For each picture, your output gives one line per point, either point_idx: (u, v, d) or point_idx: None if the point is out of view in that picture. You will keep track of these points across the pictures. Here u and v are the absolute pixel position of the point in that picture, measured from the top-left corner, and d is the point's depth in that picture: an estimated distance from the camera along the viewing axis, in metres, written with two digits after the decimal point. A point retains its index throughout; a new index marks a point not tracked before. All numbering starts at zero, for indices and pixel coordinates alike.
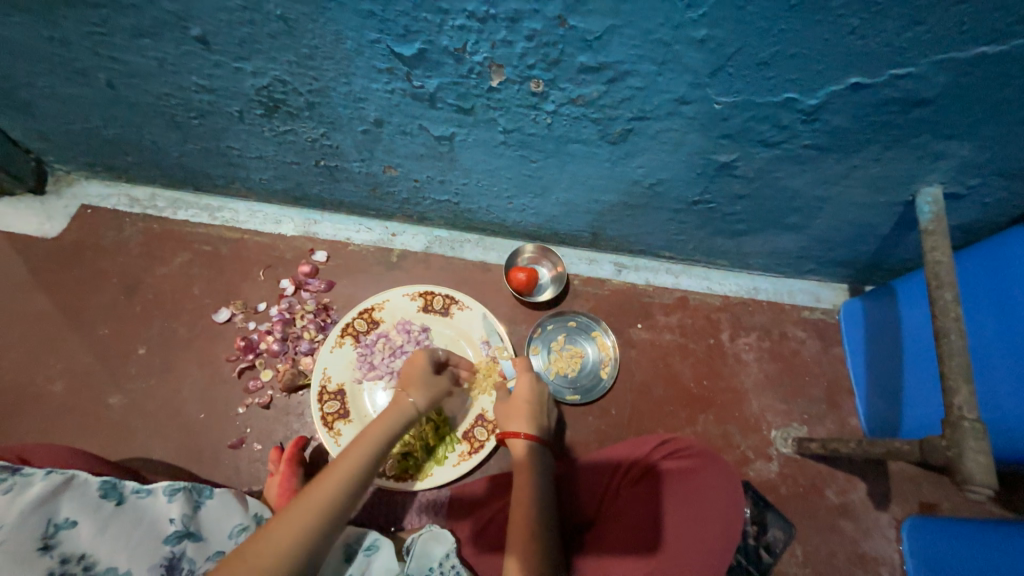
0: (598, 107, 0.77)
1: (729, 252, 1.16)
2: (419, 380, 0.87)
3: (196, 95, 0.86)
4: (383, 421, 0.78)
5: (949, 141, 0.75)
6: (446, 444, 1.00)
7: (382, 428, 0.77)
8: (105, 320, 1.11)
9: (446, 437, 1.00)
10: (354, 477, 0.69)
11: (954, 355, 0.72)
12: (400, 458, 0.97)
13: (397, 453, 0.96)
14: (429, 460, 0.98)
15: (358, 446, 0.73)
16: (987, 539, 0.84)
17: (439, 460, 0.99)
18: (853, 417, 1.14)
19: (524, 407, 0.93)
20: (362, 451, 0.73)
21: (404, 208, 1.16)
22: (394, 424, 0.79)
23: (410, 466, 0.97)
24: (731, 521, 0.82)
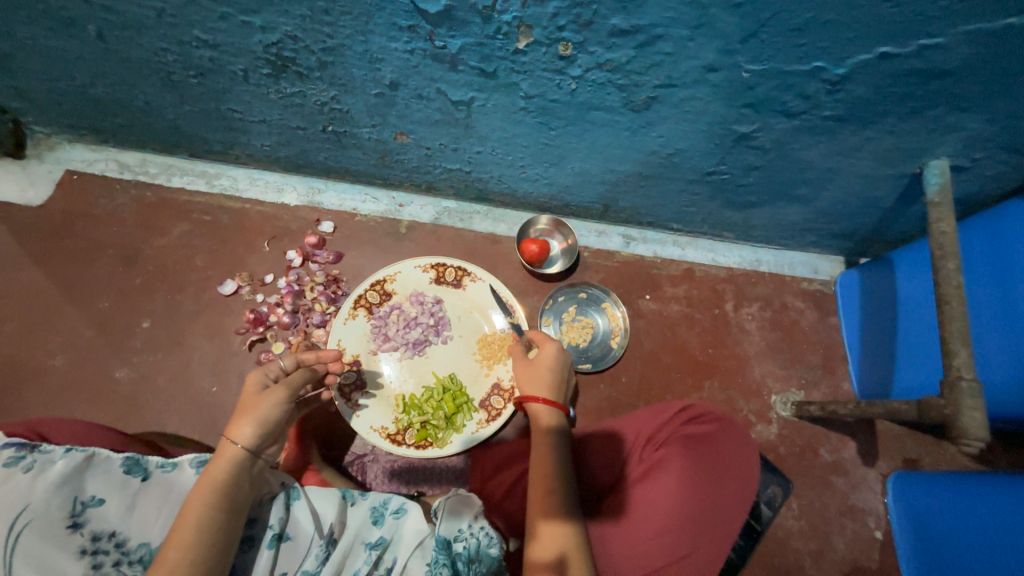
0: (625, 73, 0.75)
1: (736, 224, 1.18)
2: (242, 409, 0.72)
3: (197, 51, 0.80)
4: (205, 480, 0.66)
5: (963, 114, 0.77)
6: (464, 413, 1.01)
7: (209, 486, 0.66)
8: (104, 293, 1.06)
9: (463, 405, 1.01)
10: (194, 552, 0.61)
11: (954, 320, 0.76)
12: (418, 427, 0.99)
13: (415, 422, 0.98)
14: (449, 428, 0.99)
15: (184, 519, 0.63)
16: (966, 487, 0.91)
17: (458, 428, 1.00)
18: (845, 382, 1.21)
19: (547, 372, 0.89)
20: (192, 520, 0.63)
21: (413, 176, 1.13)
22: (218, 477, 0.67)
23: (429, 434, 0.98)
24: (746, 491, 0.81)
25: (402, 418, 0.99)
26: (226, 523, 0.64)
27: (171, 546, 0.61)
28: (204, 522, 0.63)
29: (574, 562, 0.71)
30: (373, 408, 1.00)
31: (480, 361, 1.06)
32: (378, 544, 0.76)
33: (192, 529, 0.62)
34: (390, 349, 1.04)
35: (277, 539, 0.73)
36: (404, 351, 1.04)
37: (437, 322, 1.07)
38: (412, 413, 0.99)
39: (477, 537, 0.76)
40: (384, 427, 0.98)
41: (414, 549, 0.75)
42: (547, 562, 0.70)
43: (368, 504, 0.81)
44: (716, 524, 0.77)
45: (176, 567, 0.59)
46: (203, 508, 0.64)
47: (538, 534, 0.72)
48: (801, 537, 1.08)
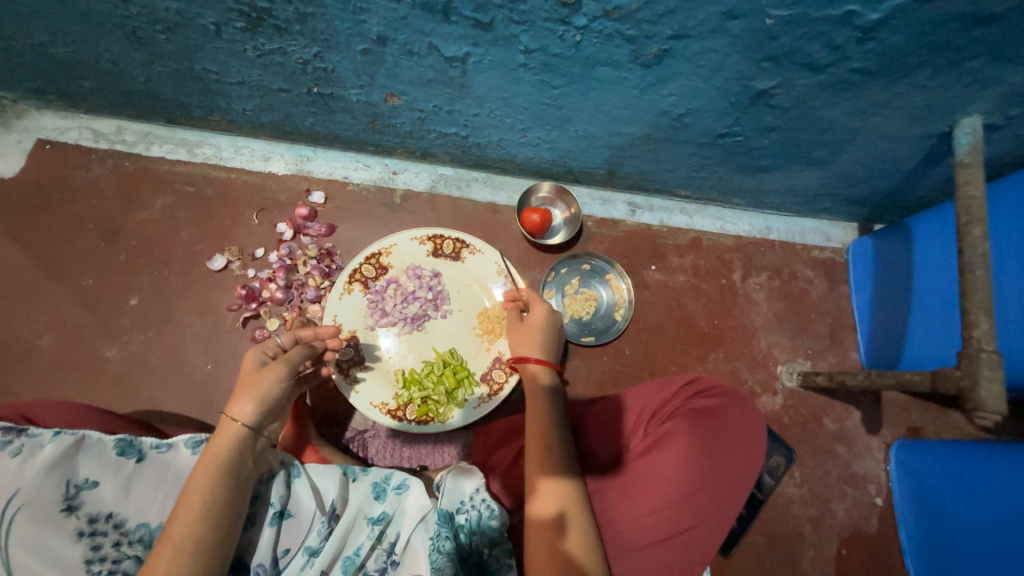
0: (635, 22, 0.68)
1: (746, 190, 1.13)
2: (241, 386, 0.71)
3: (162, 3, 0.73)
4: (206, 459, 0.64)
5: (1005, 65, 0.70)
6: (465, 387, 0.99)
7: (212, 464, 0.64)
8: (89, 269, 1.02)
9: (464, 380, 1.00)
10: (201, 529, 0.59)
11: (975, 291, 0.73)
12: (420, 403, 0.97)
13: (415, 398, 0.97)
14: (450, 403, 0.98)
15: (188, 497, 0.61)
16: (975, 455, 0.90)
17: (460, 403, 0.98)
18: (853, 351, 1.18)
19: (538, 334, 0.90)
20: (198, 497, 0.61)
21: (406, 142, 1.07)
22: (221, 454, 0.65)
23: (430, 410, 0.97)
24: (753, 464, 0.80)
25: (402, 394, 0.98)
26: (230, 500, 0.63)
27: (176, 524, 0.59)
28: (209, 498, 0.61)
29: (574, 517, 0.69)
30: (373, 383, 0.98)
31: (480, 336, 1.04)
32: (382, 519, 0.75)
33: (198, 507, 0.60)
34: (388, 324, 1.01)
35: (279, 516, 0.73)
36: (402, 325, 1.02)
37: (435, 297, 1.04)
38: (413, 389, 0.98)
39: (478, 510, 0.76)
40: (384, 403, 0.97)
41: (417, 524, 0.74)
42: (547, 518, 0.69)
43: (370, 479, 0.81)
44: (721, 499, 0.77)
45: (182, 544, 0.58)
46: (209, 485, 0.62)
47: (538, 489, 0.71)
48: (802, 504, 1.07)
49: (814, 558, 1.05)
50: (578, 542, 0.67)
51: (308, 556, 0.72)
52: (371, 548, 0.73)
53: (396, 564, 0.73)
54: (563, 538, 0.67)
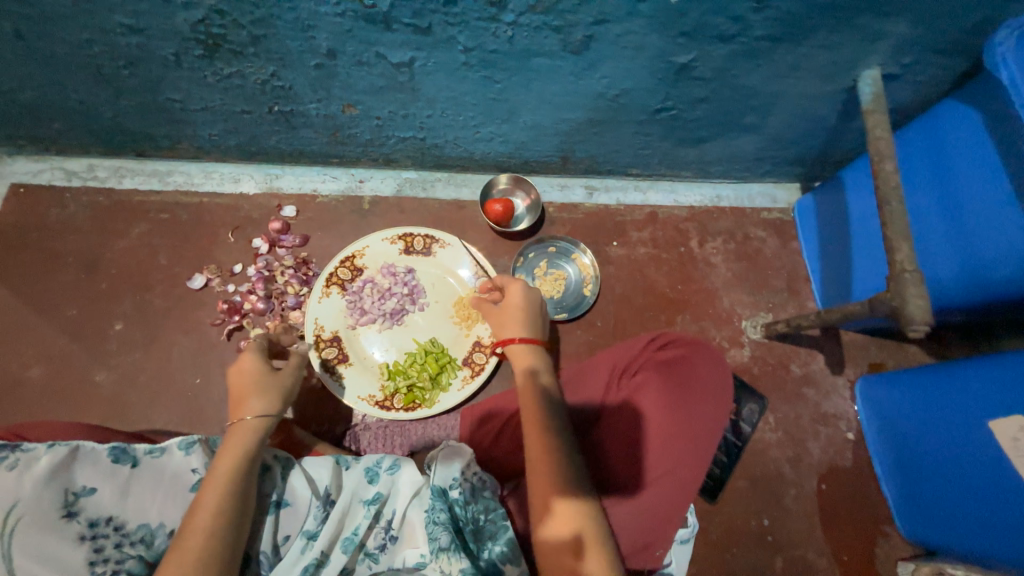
0: (557, 14, 0.76)
1: (692, 162, 1.21)
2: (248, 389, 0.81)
3: (123, 38, 0.79)
4: (227, 457, 0.72)
5: (887, 20, 0.79)
6: (449, 372, 1.04)
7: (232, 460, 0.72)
8: (72, 301, 1.05)
9: (447, 365, 1.05)
10: (224, 513, 0.66)
11: (894, 219, 0.80)
12: (406, 392, 1.02)
13: (401, 387, 1.01)
14: (435, 388, 1.03)
15: (210, 489, 0.68)
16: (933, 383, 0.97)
17: (445, 387, 1.03)
18: (810, 300, 1.26)
19: (520, 314, 0.90)
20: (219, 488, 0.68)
21: (368, 151, 1.13)
22: (239, 449, 0.73)
23: (417, 397, 1.02)
24: (720, 404, 0.86)
25: (389, 385, 1.02)
26: (245, 490, 0.70)
27: (199, 514, 0.65)
28: (231, 485, 0.69)
29: (590, 541, 0.68)
30: (359, 378, 1.03)
31: (458, 323, 1.09)
32: (376, 499, 0.78)
33: (221, 496, 0.67)
34: (369, 321, 1.06)
35: (277, 506, 0.77)
36: (382, 321, 1.07)
37: (412, 291, 1.09)
38: (398, 379, 1.02)
39: (471, 482, 0.78)
40: (371, 395, 1.01)
41: (411, 499, 0.78)
42: (562, 540, 0.68)
43: (363, 466, 0.83)
44: (693, 440, 0.81)
45: (208, 529, 0.64)
46: (229, 477, 0.70)
47: (552, 512, 0.69)
48: (779, 447, 1.13)
49: (797, 495, 1.11)
50: (597, 560, 0.66)
51: (307, 539, 0.75)
52: (368, 527, 0.76)
53: (394, 539, 0.76)
54: (578, 561, 0.66)
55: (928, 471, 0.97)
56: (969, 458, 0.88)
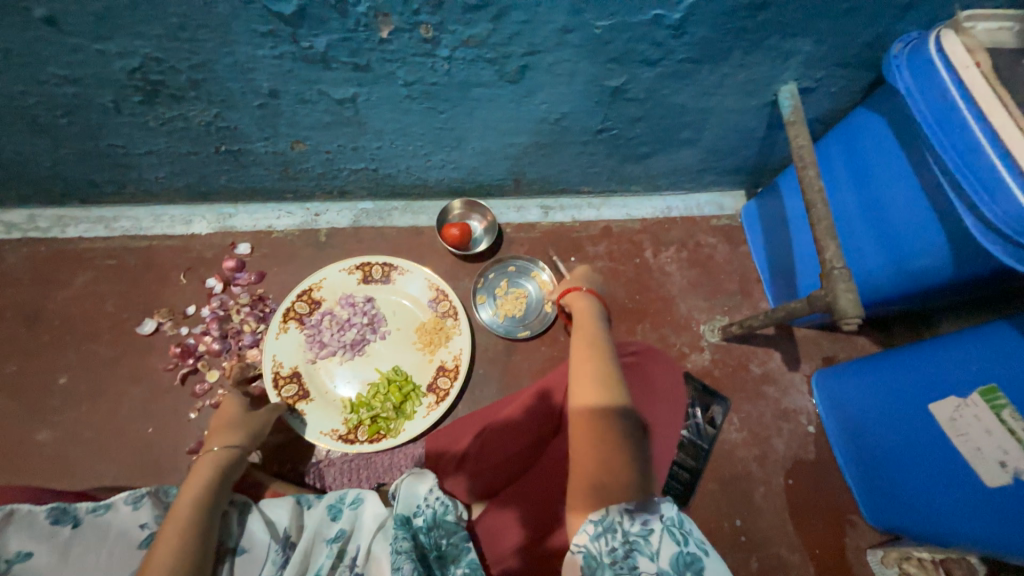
0: (490, 46, 0.80)
1: (639, 177, 1.26)
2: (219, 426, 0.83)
3: (58, 88, 0.78)
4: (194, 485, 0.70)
5: (794, 39, 0.86)
6: (413, 400, 1.03)
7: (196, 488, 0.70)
8: (11, 357, 1.01)
9: (411, 393, 1.04)
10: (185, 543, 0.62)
11: (821, 220, 0.85)
12: (369, 423, 1.00)
13: (364, 419, 1.00)
14: (400, 417, 1.01)
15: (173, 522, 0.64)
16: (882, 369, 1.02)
17: (409, 415, 1.02)
18: (763, 301, 1.31)
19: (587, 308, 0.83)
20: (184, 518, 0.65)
21: (322, 184, 1.14)
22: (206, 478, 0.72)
23: (381, 428, 1.00)
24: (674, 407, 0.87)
25: (352, 418, 1.01)
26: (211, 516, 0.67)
27: (164, 546, 0.61)
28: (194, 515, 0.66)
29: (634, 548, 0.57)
30: (321, 413, 1.01)
31: (422, 349, 1.09)
32: (339, 537, 0.76)
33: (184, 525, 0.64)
34: (329, 354, 1.05)
35: (232, 554, 0.73)
36: (342, 353, 1.06)
37: (372, 320, 1.09)
38: (361, 411, 1.01)
39: (433, 507, 0.80)
40: (333, 430, 0.99)
41: (376, 533, 0.75)
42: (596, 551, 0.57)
43: (325, 503, 0.82)
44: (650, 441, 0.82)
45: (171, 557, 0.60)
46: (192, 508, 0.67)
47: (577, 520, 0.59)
48: (745, 446, 1.16)
49: (766, 493, 1.13)
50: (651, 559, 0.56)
51: None
52: (331, 567, 0.72)
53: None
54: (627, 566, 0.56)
55: (883, 457, 1.01)
56: (919, 441, 0.92)
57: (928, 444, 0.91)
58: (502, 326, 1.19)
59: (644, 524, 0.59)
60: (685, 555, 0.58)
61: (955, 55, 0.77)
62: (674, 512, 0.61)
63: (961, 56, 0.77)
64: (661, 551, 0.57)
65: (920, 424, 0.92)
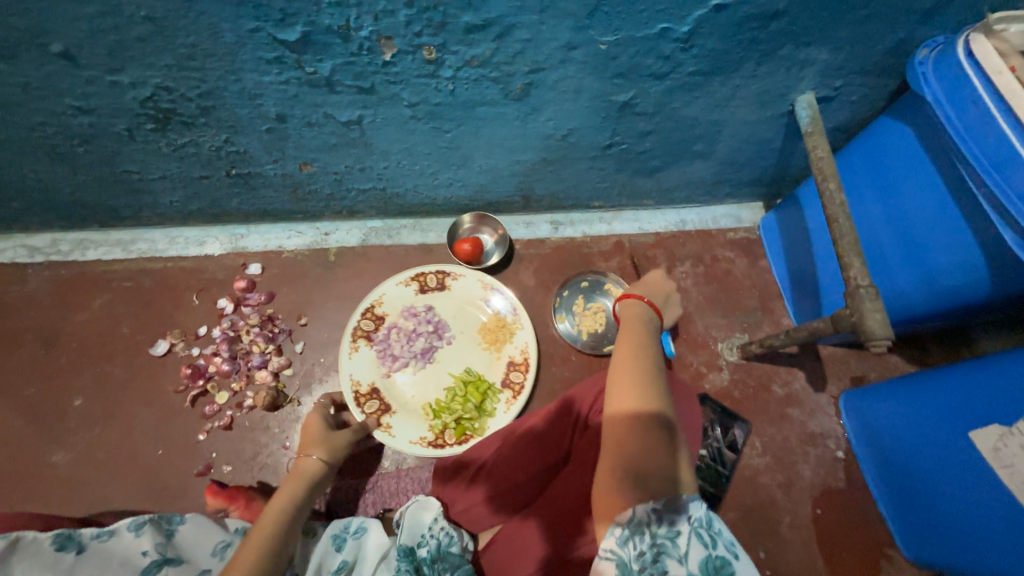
0: (493, 65, 0.79)
1: (651, 191, 1.23)
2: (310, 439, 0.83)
3: (75, 118, 0.81)
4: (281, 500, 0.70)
5: (809, 48, 0.83)
6: (491, 397, 1.06)
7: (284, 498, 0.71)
8: (30, 379, 1.03)
9: (487, 391, 1.07)
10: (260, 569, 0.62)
11: (844, 235, 0.81)
12: (455, 426, 1.03)
13: (449, 422, 1.03)
14: (483, 415, 1.05)
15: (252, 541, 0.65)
16: (917, 393, 0.96)
17: (491, 412, 1.05)
18: (785, 317, 1.25)
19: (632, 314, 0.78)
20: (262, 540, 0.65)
21: (331, 204, 1.14)
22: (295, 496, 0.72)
23: (466, 428, 1.03)
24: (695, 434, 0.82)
25: (436, 423, 1.04)
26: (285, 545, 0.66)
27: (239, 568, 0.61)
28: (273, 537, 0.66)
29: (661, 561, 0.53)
30: (406, 424, 1.04)
31: (488, 348, 1.12)
32: (342, 568, 0.74)
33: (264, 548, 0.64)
34: (402, 366, 1.08)
35: None
36: (414, 363, 1.09)
37: (436, 327, 1.12)
38: (444, 416, 1.04)
39: (437, 538, 0.78)
40: (423, 438, 1.02)
41: (379, 563, 0.74)
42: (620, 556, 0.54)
43: (328, 533, 0.79)
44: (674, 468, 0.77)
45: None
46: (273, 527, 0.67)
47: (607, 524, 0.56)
48: (769, 472, 1.10)
49: (792, 523, 1.06)
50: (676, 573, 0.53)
51: None
52: None
53: None
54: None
55: (921, 489, 0.94)
56: (958, 476, 0.86)
57: (967, 475, 0.84)
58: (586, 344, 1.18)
59: (671, 525, 0.55)
60: (716, 558, 0.54)
61: (986, 60, 0.72)
62: (703, 513, 0.57)
63: (993, 61, 0.72)
64: (691, 555, 0.53)
65: (958, 455, 0.86)
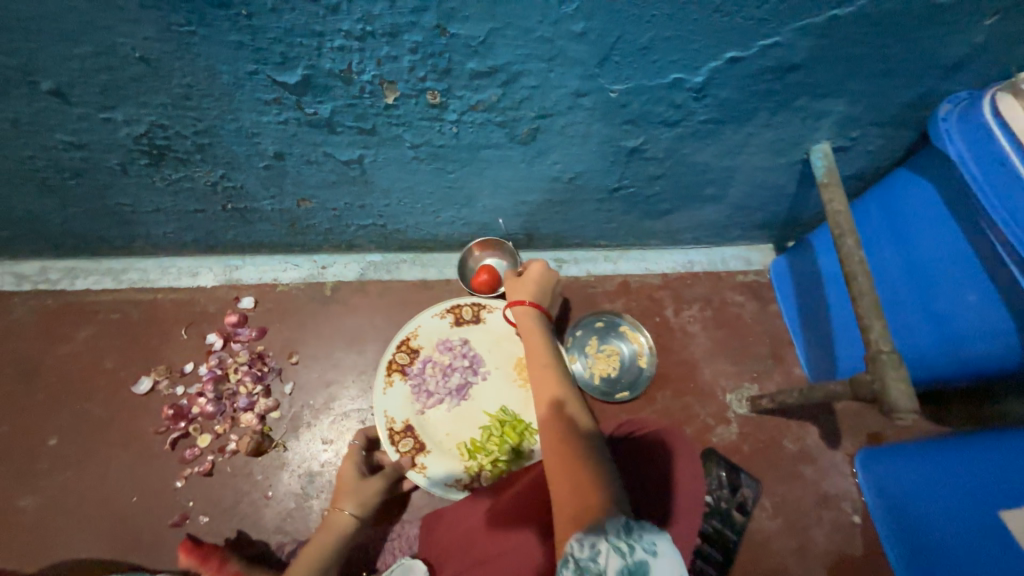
0: (499, 110, 0.77)
1: (658, 232, 1.20)
2: (343, 489, 0.89)
3: (66, 153, 0.78)
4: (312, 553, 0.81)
5: (826, 100, 0.80)
6: (529, 438, 1.02)
7: (317, 554, 0.80)
8: (5, 415, 0.99)
9: (524, 432, 1.03)
10: None
11: (864, 294, 0.76)
12: (492, 467, 1.00)
13: (486, 463, 0.99)
14: (519, 458, 1.01)
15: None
16: (939, 467, 0.91)
17: (528, 455, 1.01)
18: (796, 366, 1.20)
19: (532, 285, 0.93)
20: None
21: (329, 238, 1.11)
22: (326, 549, 0.81)
23: (503, 471, 0.99)
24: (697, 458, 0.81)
25: (472, 464, 1.00)
26: None
27: None
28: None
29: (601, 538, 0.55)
30: (441, 464, 0.99)
31: (524, 384, 1.07)
32: None
33: None
34: (436, 403, 1.03)
35: None
36: (449, 400, 1.04)
37: (471, 362, 1.08)
38: (479, 456, 1.00)
39: None
40: (458, 480, 0.98)
41: None
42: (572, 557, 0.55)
43: None
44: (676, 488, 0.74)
45: None
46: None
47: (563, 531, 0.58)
48: (780, 537, 1.03)
49: None
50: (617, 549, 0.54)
51: None
52: None
53: None
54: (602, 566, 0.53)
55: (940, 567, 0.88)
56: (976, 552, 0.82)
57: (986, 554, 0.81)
58: (596, 388, 1.12)
59: (592, 548, 0.53)
60: (634, 567, 0.52)
61: (1016, 123, 0.69)
62: (619, 522, 0.55)
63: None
64: (610, 569, 0.52)
65: (980, 532, 0.82)
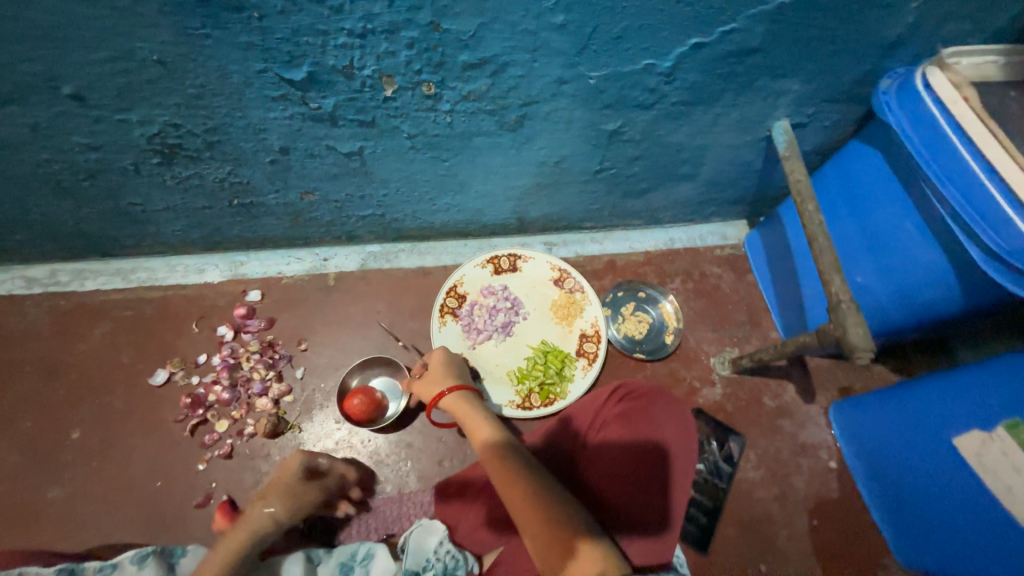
0: (490, 99, 0.84)
1: (640, 211, 1.28)
2: (273, 485, 0.82)
3: (81, 155, 0.83)
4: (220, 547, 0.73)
5: (783, 80, 0.89)
6: (569, 364, 1.14)
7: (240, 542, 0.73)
8: (25, 411, 1.02)
9: (565, 359, 1.14)
10: None
11: (823, 252, 0.85)
12: (539, 389, 1.11)
13: (533, 386, 1.11)
14: (563, 381, 1.12)
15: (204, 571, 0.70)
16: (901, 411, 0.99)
17: (570, 378, 1.13)
18: (772, 330, 1.30)
19: (443, 369, 0.95)
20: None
21: (331, 230, 1.17)
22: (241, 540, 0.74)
23: (551, 392, 1.11)
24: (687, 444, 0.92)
25: (522, 388, 1.12)
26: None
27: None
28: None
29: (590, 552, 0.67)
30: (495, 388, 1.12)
31: (559, 322, 1.19)
32: None
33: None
34: (485, 339, 1.16)
35: None
36: (496, 335, 1.17)
37: (513, 304, 1.20)
38: (528, 381, 1.12)
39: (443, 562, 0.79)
40: (511, 401, 1.10)
41: None
42: None
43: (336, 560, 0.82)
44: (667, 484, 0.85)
45: None
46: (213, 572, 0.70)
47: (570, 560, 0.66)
48: (764, 485, 1.12)
49: (789, 535, 1.09)
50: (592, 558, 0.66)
51: None
52: None
53: None
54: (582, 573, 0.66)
55: (915, 499, 0.97)
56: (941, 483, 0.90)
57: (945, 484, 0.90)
58: (619, 342, 1.23)
59: None
60: None
61: (942, 89, 0.79)
62: None
63: (947, 92, 0.79)
64: None
65: (943, 464, 0.90)
